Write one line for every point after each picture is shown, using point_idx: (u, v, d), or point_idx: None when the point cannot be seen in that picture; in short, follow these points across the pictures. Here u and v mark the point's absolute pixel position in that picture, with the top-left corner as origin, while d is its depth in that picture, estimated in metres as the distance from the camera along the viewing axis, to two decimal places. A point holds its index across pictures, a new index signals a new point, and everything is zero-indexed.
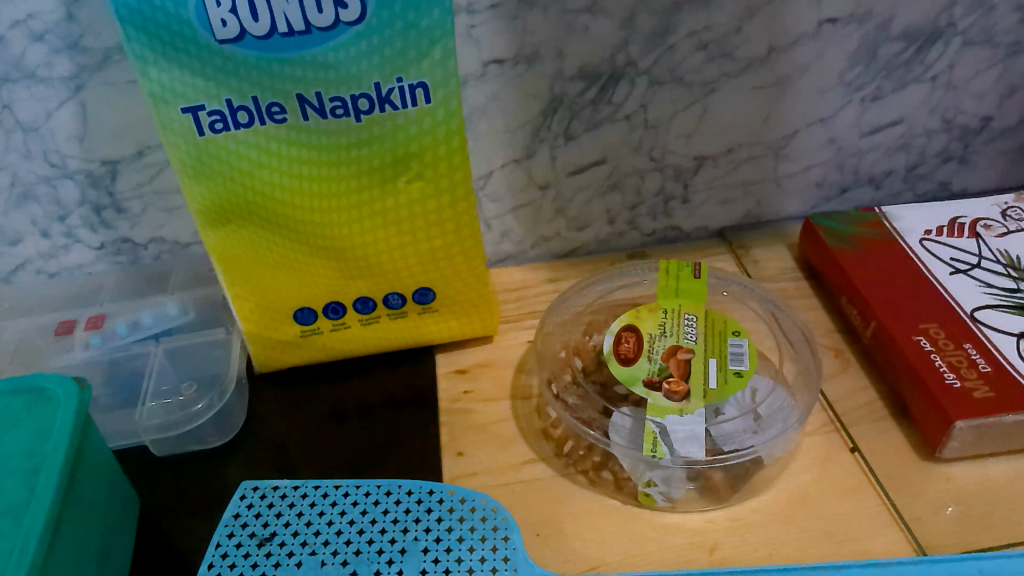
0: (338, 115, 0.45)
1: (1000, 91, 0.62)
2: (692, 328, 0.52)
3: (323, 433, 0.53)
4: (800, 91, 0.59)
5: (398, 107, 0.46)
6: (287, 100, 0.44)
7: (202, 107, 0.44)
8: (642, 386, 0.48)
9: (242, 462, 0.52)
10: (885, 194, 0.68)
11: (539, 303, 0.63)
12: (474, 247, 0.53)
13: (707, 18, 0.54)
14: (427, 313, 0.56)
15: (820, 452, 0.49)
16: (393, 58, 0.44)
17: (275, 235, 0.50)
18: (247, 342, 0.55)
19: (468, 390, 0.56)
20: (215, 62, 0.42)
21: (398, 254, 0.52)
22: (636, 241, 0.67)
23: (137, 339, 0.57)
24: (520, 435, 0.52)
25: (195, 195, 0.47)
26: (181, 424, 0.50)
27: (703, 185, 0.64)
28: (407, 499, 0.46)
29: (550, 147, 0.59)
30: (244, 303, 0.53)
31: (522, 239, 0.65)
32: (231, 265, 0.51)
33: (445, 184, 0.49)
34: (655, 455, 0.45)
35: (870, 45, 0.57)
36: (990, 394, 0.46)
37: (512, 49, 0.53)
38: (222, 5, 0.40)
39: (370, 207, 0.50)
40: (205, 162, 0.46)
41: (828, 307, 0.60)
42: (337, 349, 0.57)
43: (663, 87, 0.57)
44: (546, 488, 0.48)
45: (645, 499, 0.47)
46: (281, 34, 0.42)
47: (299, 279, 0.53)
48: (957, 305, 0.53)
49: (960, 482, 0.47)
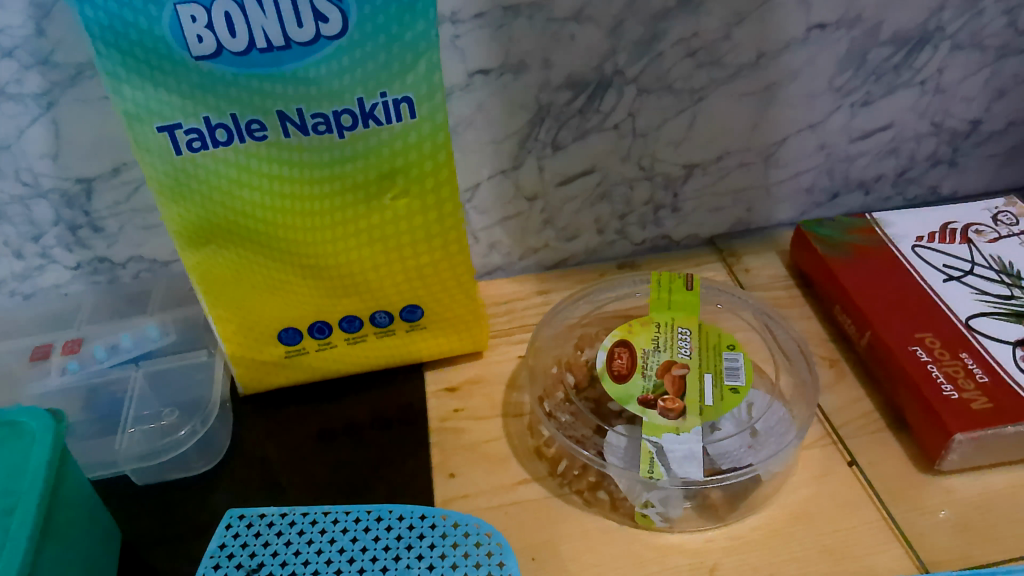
0: (320, 132, 0.44)
1: (989, 94, 0.62)
2: (686, 342, 0.51)
3: (313, 457, 0.52)
4: (789, 97, 0.58)
5: (382, 122, 0.44)
6: (267, 117, 0.43)
7: (179, 126, 0.42)
8: (637, 404, 0.47)
9: (228, 488, 0.50)
10: (875, 199, 0.68)
11: (529, 316, 0.62)
12: (463, 262, 0.52)
13: (695, 24, 0.53)
14: (415, 330, 0.55)
15: (819, 466, 0.48)
16: (376, 72, 0.43)
17: (257, 255, 0.49)
18: (231, 364, 0.54)
19: (459, 408, 0.54)
20: (191, 79, 0.41)
21: (385, 271, 0.51)
22: (626, 251, 0.66)
23: (116, 363, 0.55)
24: (513, 455, 0.51)
25: (174, 216, 0.46)
26: (162, 453, 0.49)
27: (693, 193, 0.63)
28: (398, 525, 0.45)
29: (537, 157, 0.58)
30: (225, 325, 0.52)
31: (510, 251, 0.64)
32: (213, 287, 0.50)
33: (432, 200, 0.48)
34: (652, 477, 0.44)
35: (859, 50, 0.57)
36: (989, 405, 0.46)
37: (498, 59, 0.52)
38: (197, 21, 0.39)
39: (355, 224, 0.48)
40: (183, 182, 0.45)
41: (821, 317, 0.59)
42: (323, 368, 0.55)
43: (651, 95, 0.56)
44: (540, 510, 0.47)
45: (641, 521, 0.46)
46: (260, 50, 0.41)
47: (282, 299, 0.51)
48: (952, 313, 0.53)
49: (961, 495, 0.46)
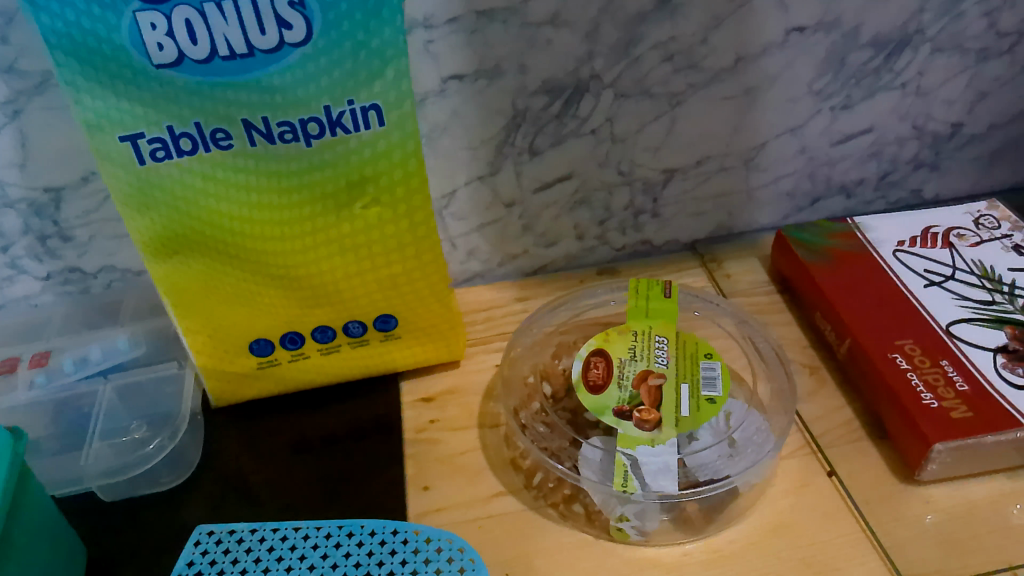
0: (287, 140, 0.43)
1: (970, 97, 0.61)
2: (663, 351, 0.50)
3: (286, 469, 0.51)
4: (769, 101, 0.58)
5: (350, 130, 0.43)
6: (231, 126, 0.42)
7: (142, 135, 0.42)
8: (612, 416, 0.47)
9: (199, 503, 0.49)
10: (857, 203, 0.67)
11: (507, 324, 0.61)
12: (437, 271, 0.51)
13: (672, 28, 0.52)
14: (389, 340, 0.54)
15: (798, 476, 0.48)
16: (342, 80, 0.42)
17: (226, 265, 0.48)
18: (202, 376, 0.53)
19: (435, 419, 0.54)
20: (153, 87, 0.40)
21: (357, 281, 0.50)
22: (606, 257, 0.65)
23: (85, 376, 0.53)
24: (488, 467, 0.50)
25: (140, 226, 0.45)
26: (129, 469, 0.48)
27: (673, 198, 0.62)
28: (370, 541, 0.44)
29: (514, 162, 0.57)
30: (195, 337, 0.51)
31: (488, 257, 0.63)
32: (181, 298, 0.49)
33: (404, 209, 0.47)
34: (626, 490, 0.43)
35: (839, 53, 0.56)
36: (969, 414, 0.45)
37: (472, 64, 0.52)
38: (157, 29, 0.38)
39: (325, 234, 0.47)
40: (147, 192, 0.44)
41: (801, 322, 0.58)
42: (295, 379, 0.54)
43: (629, 100, 0.55)
44: (515, 523, 0.46)
45: (616, 535, 0.45)
46: (222, 58, 0.40)
47: (252, 309, 0.50)
48: (932, 320, 0.52)
49: (940, 506, 0.45)
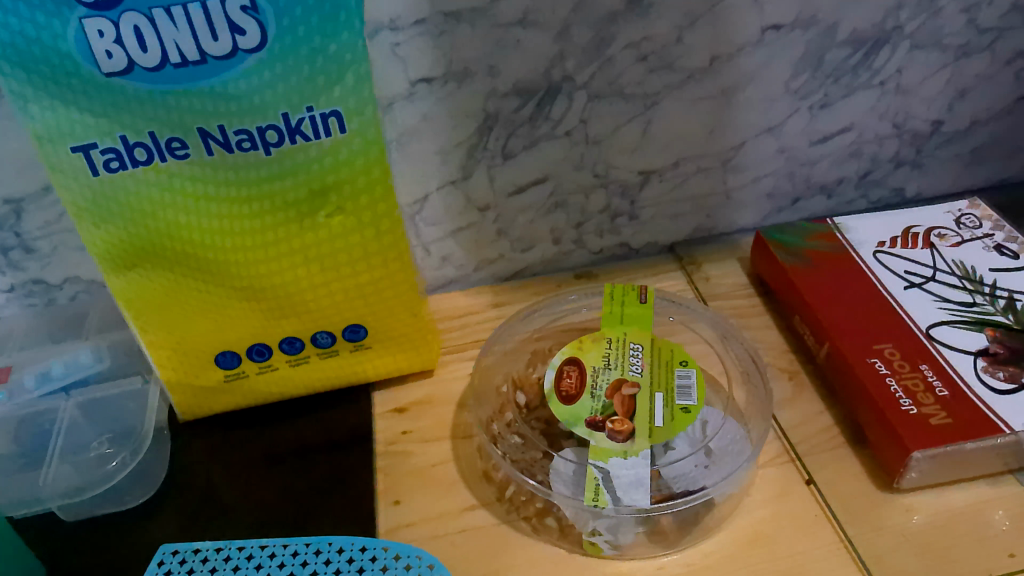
0: (245, 149, 0.42)
1: (951, 94, 0.60)
2: (638, 359, 0.49)
3: (255, 485, 0.50)
4: (746, 101, 0.57)
5: (310, 138, 0.42)
6: (187, 135, 0.41)
7: (94, 146, 0.40)
8: (585, 427, 0.45)
9: (165, 520, 0.48)
10: (838, 202, 0.66)
11: (482, 331, 0.60)
12: (406, 280, 0.50)
13: (645, 27, 0.51)
14: (360, 350, 0.53)
15: (776, 485, 0.47)
16: (300, 86, 0.40)
17: (187, 278, 0.47)
18: (168, 390, 0.52)
19: (407, 430, 0.53)
20: (104, 97, 0.39)
21: (323, 291, 0.49)
22: (583, 261, 0.64)
23: (47, 393, 0.52)
24: (461, 479, 0.49)
25: (96, 239, 0.44)
26: (89, 488, 0.47)
27: (650, 200, 0.61)
28: (337, 559, 0.43)
29: (487, 166, 0.56)
30: (159, 350, 0.49)
31: (463, 263, 0.62)
32: (143, 311, 0.47)
33: (369, 217, 0.46)
34: (597, 504, 0.42)
35: (816, 51, 0.55)
36: (948, 420, 0.44)
37: (441, 67, 0.50)
38: (105, 36, 0.37)
39: (289, 243, 0.46)
40: (102, 204, 0.42)
41: (781, 326, 0.57)
42: (264, 392, 0.53)
43: (603, 101, 0.54)
44: (487, 538, 0.45)
45: (590, 549, 0.44)
46: (174, 65, 0.38)
47: (217, 322, 0.49)
48: (912, 323, 0.51)
49: (920, 514, 0.44)
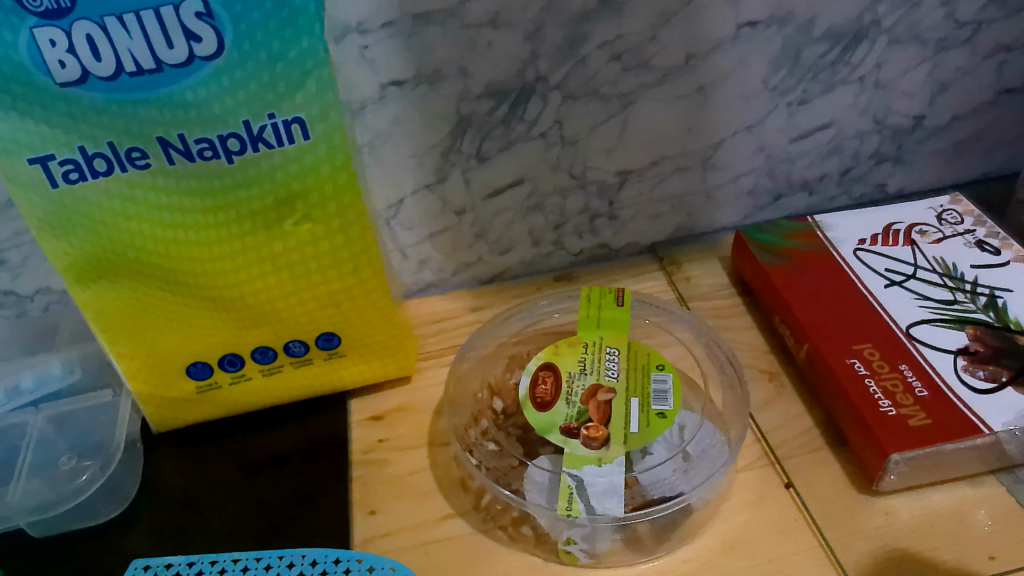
0: (207, 157, 0.41)
1: (931, 89, 0.59)
2: (614, 363, 0.49)
3: (229, 497, 0.49)
4: (723, 98, 0.56)
5: (274, 145, 0.41)
6: (147, 144, 0.40)
7: (52, 157, 0.39)
8: (559, 434, 0.45)
9: (137, 534, 0.47)
10: (819, 200, 0.65)
11: (460, 336, 0.60)
12: (379, 287, 0.49)
13: (618, 26, 0.50)
14: (334, 358, 0.52)
15: (755, 489, 0.46)
16: (261, 93, 0.40)
17: (154, 289, 0.46)
18: (140, 402, 0.51)
19: (384, 438, 0.52)
20: (60, 107, 0.38)
21: (294, 300, 0.48)
22: (564, 263, 0.64)
23: (16, 407, 0.52)
24: (437, 488, 0.48)
25: (59, 252, 0.43)
26: (60, 504, 0.46)
27: (629, 201, 0.61)
28: (311, 571, 0.42)
29: (462, 169, 0.55)
30: (129, 362, 0.49)
31: (442, 267, 0.61)
32: (111, 323, 0.47)
33: (337, 224, 0.45)
34: (570, 514, 0.41)
35: (793, 47, 0.54)
36: (927, 421, 0.44)
37: (411, 69, 0.49)
38: (57, 45, 0.36)
39: (256, 252, 0.45)
40: (63, 216, 0.42)
41: (761, 326, 0.57)
42: (238, 402, 0.52)
43: (578, 101, 0.54)
44: (462, 548, 0.45)
45: (565, 558, 0.43)
46: (130, 74, 0.38)
47: (187, 332, 0.48)
48: (892, 321, 0.51)
49: (901, 518, 0.44)
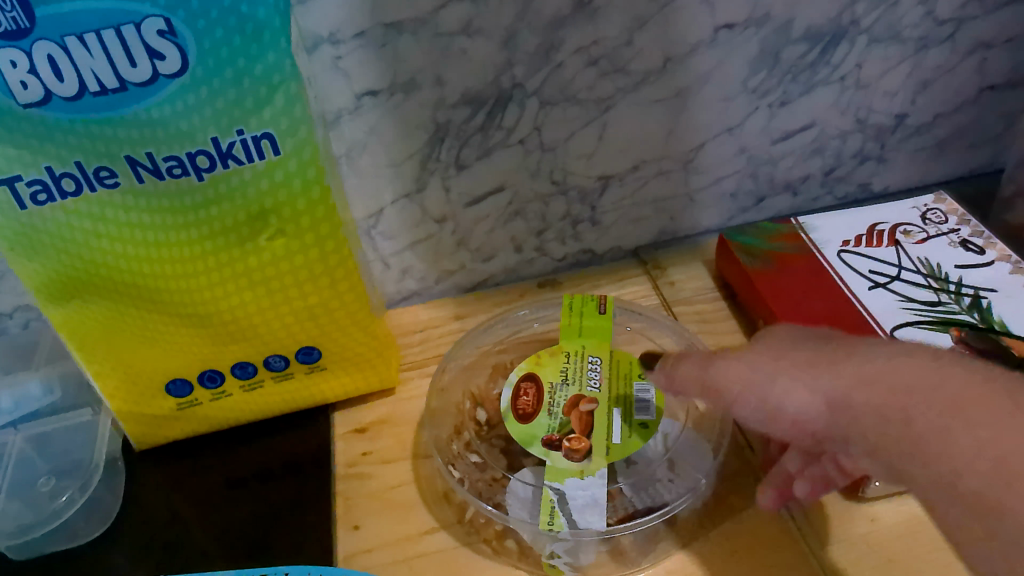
0: (176, 175, 0.41)
1: (912, 87, 0.59)
2: (596, 373, 0.49)
3: (212, 513, 0.49)
4: (702, 101, 0.55)
5: (244, 161, 0.41)
6: (115, 163, 0.39)
7: (19, 178, 0.39)
8: (541, 446, 0.45)
9: (119, 554, 0.47)
10: (803, 200, 0.65)
11: (443, 345, 0.59)
12: (357, 300, 0.49)
13: (593, 31, 0.50)
14: (315, 372, 0.52)
15: (739, 498, 0.46)
16: (227, 110, 0.39)
17: (129, 307, 0.45)
18: (119, 420, 0.51)
19: (367, 451, 0.52)
20: (24, 128, 0.38)
21: (272, 315, 0.48)
22: (547, 268, 0.63)
23: None
24: (421, 501, 0.48)
25: (30, 273, 0.42)
26: (40, 527, 0.46)
27: (611, 206, 0.60)
28: None
29: (441, 178, 0.55)
30: (107, 380, 0.48)
31: (424, 275, 0.61)
32: (86, 342, 0.46)
33: (312, 238, 0.45)
34: (552, 528, 0.42)
35: (772, 49, 0.54)
36: None
37: (385, 79, 0.49)
38: (18, 66, 0.35)
39: (231, 268, 0.45)
40: (32, 237, 0.41)
41: (746, 331, 0.57)
42: (219, 418, 0.52)
43: (555, 107, 0.53)
44: (445, 562, 0.44)
45: (549, 571, 0.43)
46: (94, 93, 0.37)
47: (164, 350, 0.48)
48: (875, 325, 0.50)
49: (886, 524, 0.43)
